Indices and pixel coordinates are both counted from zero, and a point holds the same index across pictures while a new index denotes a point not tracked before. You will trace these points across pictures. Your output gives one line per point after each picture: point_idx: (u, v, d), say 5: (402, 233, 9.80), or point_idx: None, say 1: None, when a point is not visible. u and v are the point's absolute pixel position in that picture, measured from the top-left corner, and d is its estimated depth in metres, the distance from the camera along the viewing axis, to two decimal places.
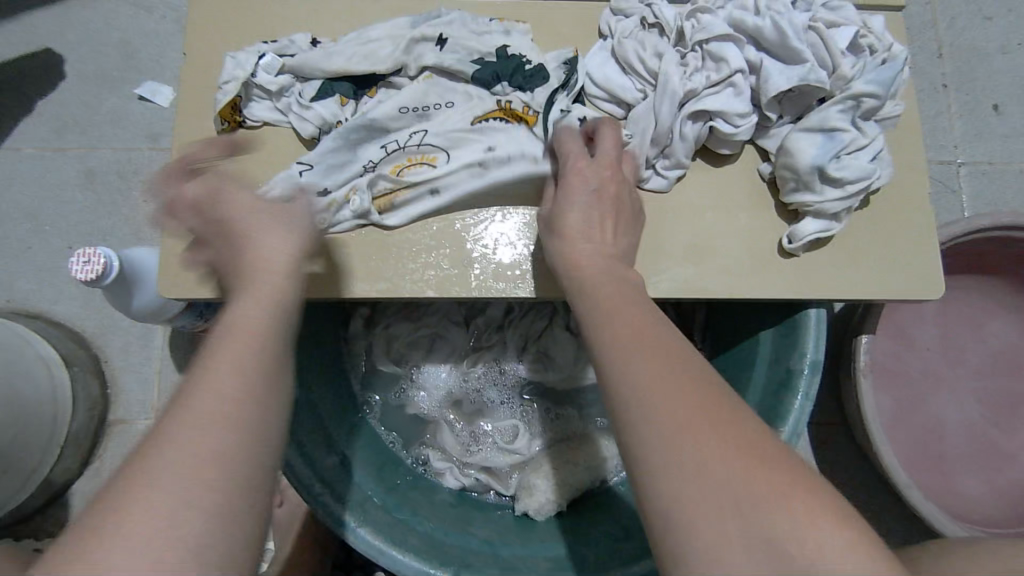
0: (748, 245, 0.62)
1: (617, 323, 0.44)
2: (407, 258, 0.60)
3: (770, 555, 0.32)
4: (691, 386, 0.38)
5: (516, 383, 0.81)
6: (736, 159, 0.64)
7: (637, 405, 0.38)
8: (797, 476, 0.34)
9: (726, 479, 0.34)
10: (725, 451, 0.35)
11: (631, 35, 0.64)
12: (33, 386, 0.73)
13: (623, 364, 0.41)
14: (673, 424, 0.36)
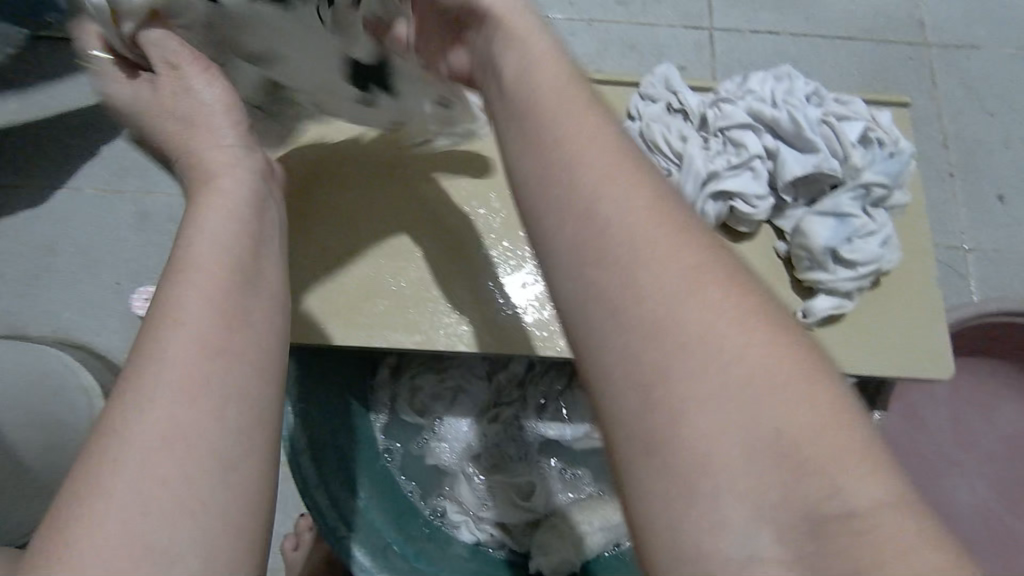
0: None
1: (586, 171, 0.34)
2: (440, 312, 0.63)
3: (778, 456, 0.26)
4: (678, 254, 0.30)
5: (533, 440, 0.83)
6: (750, 237, 0.67)
7: (616, 290, 0.30)
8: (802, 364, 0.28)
9: (727, 369, 0.27)
10: (722, 338, 0.28)
11: (657, 119, 0.69)
12: (72, 412, 0.76)
13: (593, 220, 0.32)
14: (666, 311, 0.29)
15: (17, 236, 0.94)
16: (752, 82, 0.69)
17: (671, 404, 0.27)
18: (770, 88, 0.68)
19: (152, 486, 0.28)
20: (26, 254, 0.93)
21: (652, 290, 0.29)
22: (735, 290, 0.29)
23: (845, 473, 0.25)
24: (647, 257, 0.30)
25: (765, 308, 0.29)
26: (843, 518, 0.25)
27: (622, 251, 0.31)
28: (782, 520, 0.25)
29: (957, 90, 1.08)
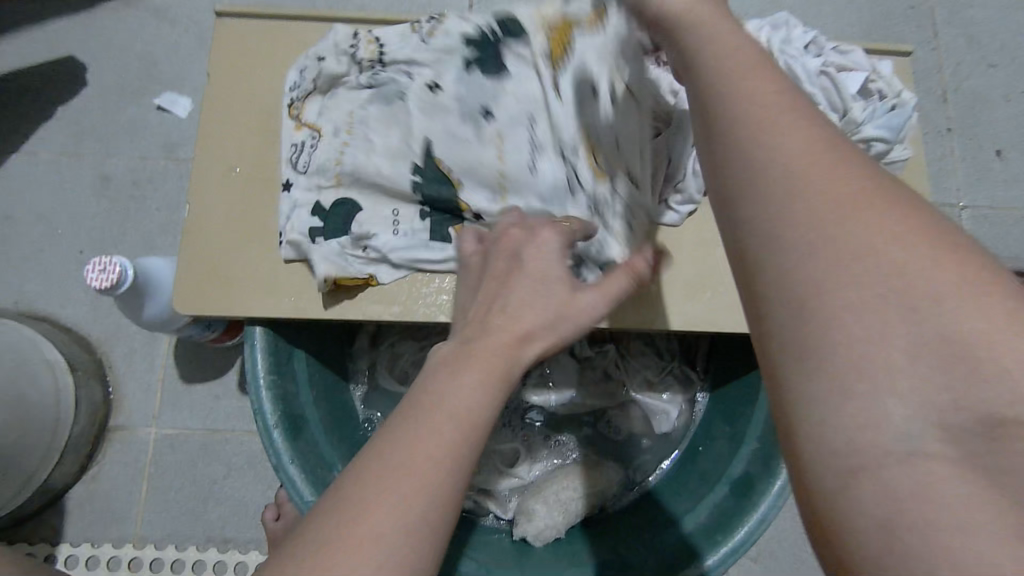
0: None
1: (752, 101, 0.33)
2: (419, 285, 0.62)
3: (943, 361, 0.27)
4: (850, 180, 0.31)
5: (518, 407, 0.80)
6: None
7: (787, 225, 0.30)
8: (986, 279, 0.29)
9: (913, 279, 0.28)
10: (895, 249, 0.29)
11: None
12: (37, 393, 0.74)
13: (761, 157, 0.32)
14: (841, 241, 0.29)
15: None
16: (746, 30, 0.64)
17: (833, 310, 0.29)
18: (766, 37, 0.64)
19: (397, 530, 0.34)
20: None
21: (817, 212, 0.30)
22: (899, 205, 0.30)
23: (1020, 369, 0.27)
24: (808, 179, 0.31)
25: (930, 220, 0.30)
26: (1016, 411, 0.27)
27: (782, 166, 0.31)
28: (945, 411, 0.27)
29: (959, 41, 1.03)
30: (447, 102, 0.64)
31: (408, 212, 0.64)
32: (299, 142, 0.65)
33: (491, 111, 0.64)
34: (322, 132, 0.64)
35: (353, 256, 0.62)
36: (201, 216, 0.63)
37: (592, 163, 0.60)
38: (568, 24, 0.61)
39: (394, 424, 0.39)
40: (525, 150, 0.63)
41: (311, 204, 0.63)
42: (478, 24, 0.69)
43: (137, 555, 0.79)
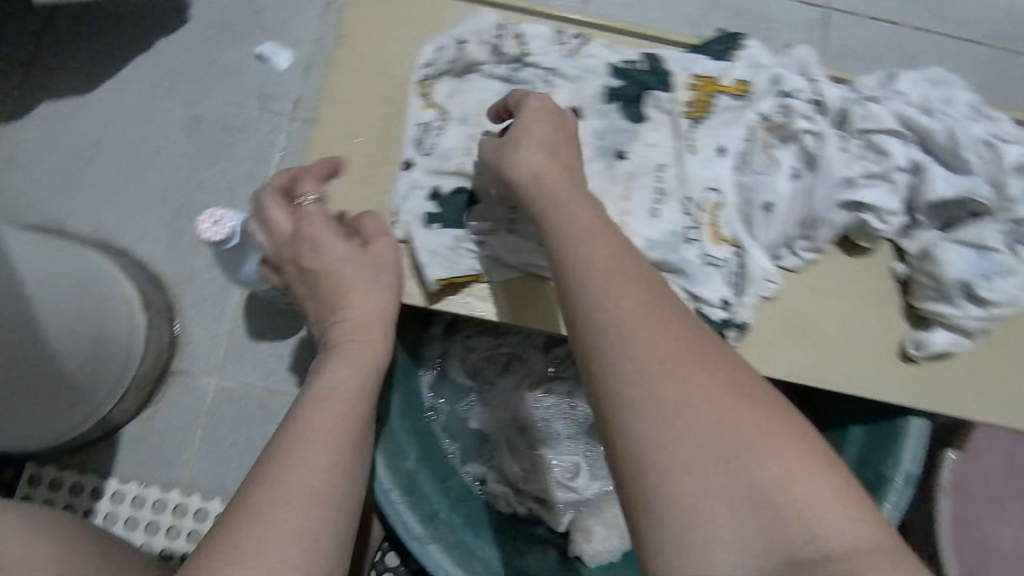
0: (864, 344, 0.62)
1: (602, 285, 0.44)
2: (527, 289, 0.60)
3: (731, 491, 0.35)
4: (681, 350, 0.40)
5: (584, 422, 0.79)
6: (868, 254, 0.63)
7: (639, 392, 0.39)
8: (773, 427, 0.37)
9: (724, 429, 0.37)
10: (707, 406, 0.37)
11: (799, 95, 0.62)
12: (117, 325, 0.72)
13: (612, 334, 0.42)
14: (677, 404, 0.38)
15: (60, 124, 0.87)
16: (903, 81, 0.62)
17: (670, 460, 0.37)
18: (923, 92, 0.61)
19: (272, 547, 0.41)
20: (70, 145, 0.87)
21: (644, 377, 0.39)
22: (716, 374, 0.39)
23: (817, 509, 0.34)
24: (637, 349, 0.40)
25: (736, 381, 0.39)
26: (813, 548, 0.33)
27: (621, 339, 0.41)
28: (762, 552, 0.34)
29: None
30: (586, 131, 0.64)
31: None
32: (426, 123, 0.63)
33: (625, 153, 0.63)
34: (453, 119, 0.63)
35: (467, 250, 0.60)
36: (316, 182, 0.61)
37: (719, 218, 0.62)
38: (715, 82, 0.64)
39: (295, 420, 0.49)
40: (650, 195, 0.63)
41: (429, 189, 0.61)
42: (622, 32, 0.67)
43: (182, 503, 0.79)
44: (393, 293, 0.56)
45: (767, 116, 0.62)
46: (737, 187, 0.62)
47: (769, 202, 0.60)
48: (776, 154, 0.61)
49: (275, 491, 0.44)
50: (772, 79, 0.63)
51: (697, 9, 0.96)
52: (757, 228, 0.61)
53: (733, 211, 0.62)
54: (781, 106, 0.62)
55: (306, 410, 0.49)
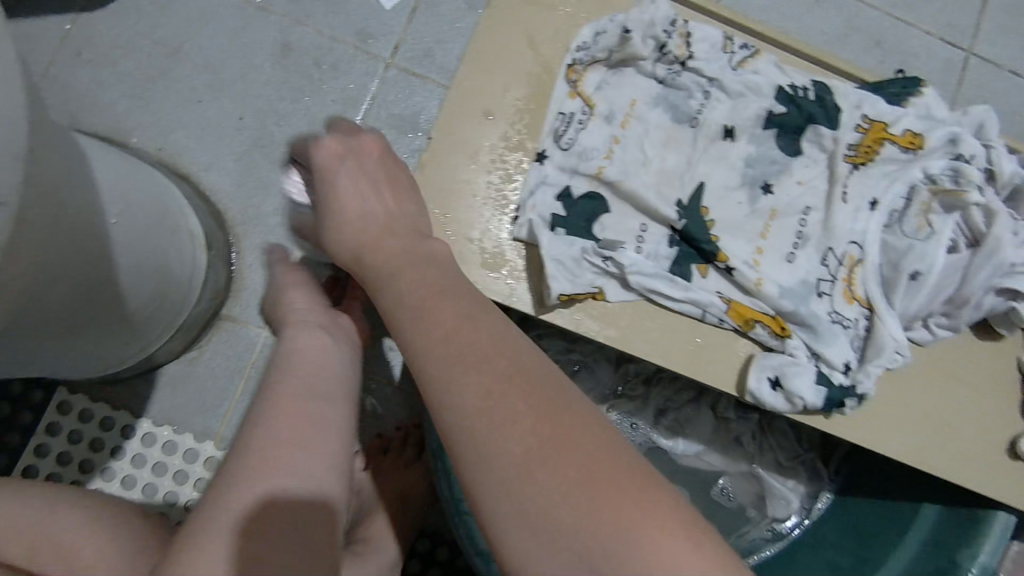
0: (977, 432, 0.58)
1: (441, 345, 0.40)
2: (645, 317, 0.56)
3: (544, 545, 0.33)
4: (519, 413, 0.36)
5: (644, 444, 0.76)
6: (1001, 340, 0.60)
7: (481, 473, 0.36)
8: (603, 475, 0.34)
9: (565, 497, 0.33)
10: (555, 478, 0.34)
11: (972, 162, 0.58)
12: (179, 262, 0.66)
13: (448, 402, 0.38)
14: (518, 475, 0.34)
15: (138, 22, 0.79)
16: None
17: (527, 545, 0.33)
18: None
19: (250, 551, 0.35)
20: (144, 48, 0.79)
21: (496, 456, 0.35)
22: (551, 428, 0.36)
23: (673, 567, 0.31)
24: (491, 417, 0.36)
25: (554, 422, 0.36)
26: None
27: (461, 410, 0.38)
28: None
29: None
30: (736, 156, 0.59)
31: (656, 232, 0.57)
32: (571, 113, 0.57)
33: (772, 186, 0.59)
34: (600, 114, 0.57)
35: (591, 264, 0.54)
36: (441, 159, 0.55)
37: (856, 274, 0.58)
38: (885, 128, 0.59)
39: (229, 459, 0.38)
40: (790, 238, 0.58)
41: (561, 187, 0.56)
42: (793, 51, 0.62)
43: (215, 455, 0.75)
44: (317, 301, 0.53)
45: (935, 177, 0.58)
46: (882, 246, 0.58)
47: (918, 271, 0.56)
48: (934, 221, 0.57)
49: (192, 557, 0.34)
50: (949, 138, 0.58)
51: (836, 29, 0.89)
52: (896, 295, 0.57)
53: (874, 270, 0.58)
54: (952, 169, 0.57)
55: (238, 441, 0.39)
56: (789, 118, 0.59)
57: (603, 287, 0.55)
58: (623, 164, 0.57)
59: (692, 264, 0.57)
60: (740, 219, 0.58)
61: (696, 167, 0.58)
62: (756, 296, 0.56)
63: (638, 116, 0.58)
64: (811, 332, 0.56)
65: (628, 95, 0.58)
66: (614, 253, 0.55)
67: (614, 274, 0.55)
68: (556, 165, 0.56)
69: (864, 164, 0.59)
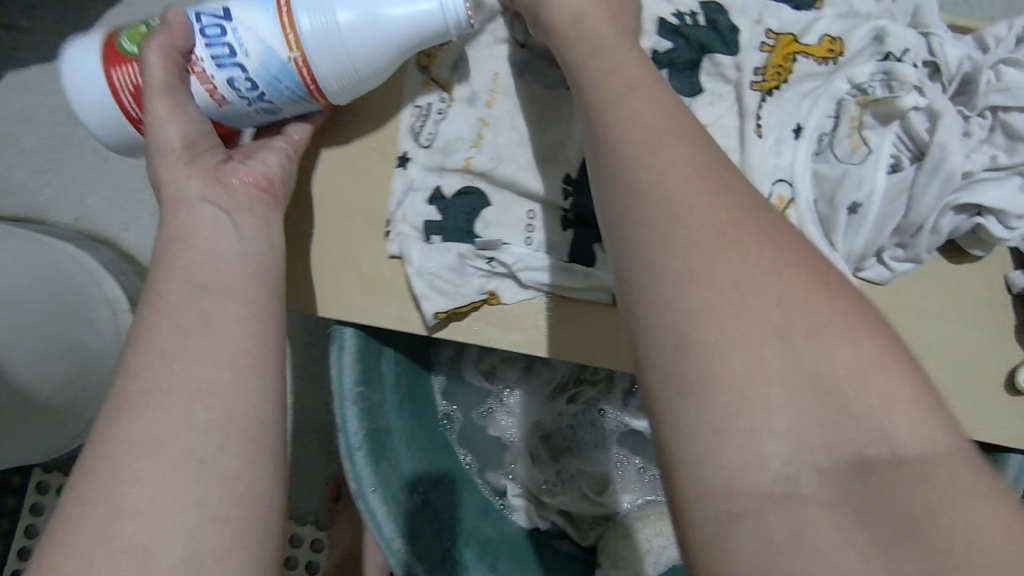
0: (962, 374, 0.50)
1: (644, 129, 0.36)
2: (550, 312, 0.50)
3: (844, 443, 0.27)
4: (726, 205, 0.33)
5: (616, 429, 0.71)
6: (973, 259, 0.51)
7: (678, 258, 0.31)
8: (830, 314, 0.30)
9: (774, 304, 0.30)
10: (767, 284, 0.30)
11: (906, 59, 0.49)
12: (98, 337, 0.66)
13: (641, 180, 0.34)
14: (732, 273, 0.30)
15: (31, 95, 0.78)
16: None
17: (716, 343, 0.29)
18: None
19: None
20: (42, 120, 0.78)
21: (705, 249, 0.31)
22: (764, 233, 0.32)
23: (880, 410, 0.28)
24: (697, 213, 0.32)
25: (771, 232, 0.32)
26: (884, 450, 0.27)
27: (666, 190, 0.33)
28: (818, 449, 0.27)
29: None
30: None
31: (545, 217, 0.51)
32: (427, 105, 0.51)
33: None
34: (460, 98, 0.51)
35: (474, 267, 0.49)
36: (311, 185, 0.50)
37: (790, 218, 0.49)
38: (794, 42, 0.51)
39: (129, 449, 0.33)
40: None
41: (430, 189, 0.51)
42: None
43: None
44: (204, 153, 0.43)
45: (863, 87, 0.49)
46: (814, 178, 0.49)
47: (858, 201, 0.48)
48: (870, 138, 0.48)
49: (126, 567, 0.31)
50: (872, 36, 0.50)
51: None
52: (837, 234, 0.48)
53: (808, 210, 0.49)
54: (881, 73, 0.48)
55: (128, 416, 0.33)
56: (680, 54, 0.52)
57: (497, 294, 0.50)
58: (495, 147, 0.51)
59: (594, 245, 0.50)
60: None
61: (579, 133, 0.51)
62: None
63: (506, 91, 0.51)
64: None
65: (489, 69, 0.52)
66: (496, 253, 0.49)
67: (504, 275, 0.49)
68: (419, 164, 0.50)
69: (778, 89, 0.50)
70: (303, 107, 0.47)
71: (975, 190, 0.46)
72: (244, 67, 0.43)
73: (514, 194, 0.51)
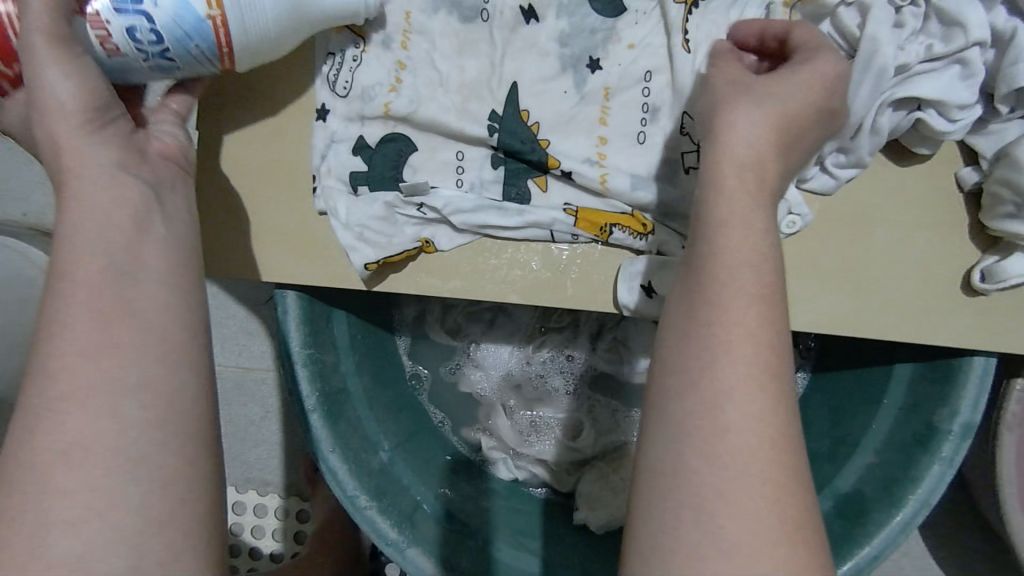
0: (914, 276, 0.48)
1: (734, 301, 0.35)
2: (488, 254, 0.49)
3: None
4: (766, 422, 0.33)
5: (586, 373, 0.71)
6: (925, 158, 0.49)
7: (691, 442, 0.33)
8: (798, 538, 0.31)
9: (749, 516, 0.31)
10: (756, 502, 0.31)
11: None
12: None
13: (710, 354, 0.34)
14: (722, 469, 0.32)
15: None
16: None
17: (692, 524, 0.31)
18: None
19: None
20: None
21: (728, 451, 0.32)
22: (778, 460, 0.32)
23: None
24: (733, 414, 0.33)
25: (781, 466, 0.32)
26: None
27: (724, 384, 0.33)
28: None
29: None
30: (547, 39, 0.49)
31: (475, 157, 0.49)
32: (341, 53, 0.49)
33: (598, 61, 0.49)
34: (373, 40, 0.49)
35: (405, 215, 0.48)
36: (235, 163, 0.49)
37: None
38: None
39: (71, 383, 0.29)
40: (635, 116, 0.49)
41: (353, 140, 0.49)
42: None
43: None
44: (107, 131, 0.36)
45: None
46: None
47: None
48: None
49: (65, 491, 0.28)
50: None
51: None
52: None
53: None
54: None
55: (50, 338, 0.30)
56: None
57: (431, 240, 0.48)
58: (417, 88, 0.49)
59: (527, 180, 0.49)
60: (566, 114, 0.49)
61: (502, 66, 0.49)
62: (604, 199, 0.48)
63: (422, 28, 0.50)
64: (674, 225, 0.48)
65: (403, 7, 0.49)
66: (425, 198, 0.48)
67: (434, 219, 0.48)
68: (338, 113, 0.49)
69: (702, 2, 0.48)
70: (201, 70, 0.43)
71: (907, 84, 0.44)
72: (149, 16, 0.39)
73: (445, 135, 0.49)
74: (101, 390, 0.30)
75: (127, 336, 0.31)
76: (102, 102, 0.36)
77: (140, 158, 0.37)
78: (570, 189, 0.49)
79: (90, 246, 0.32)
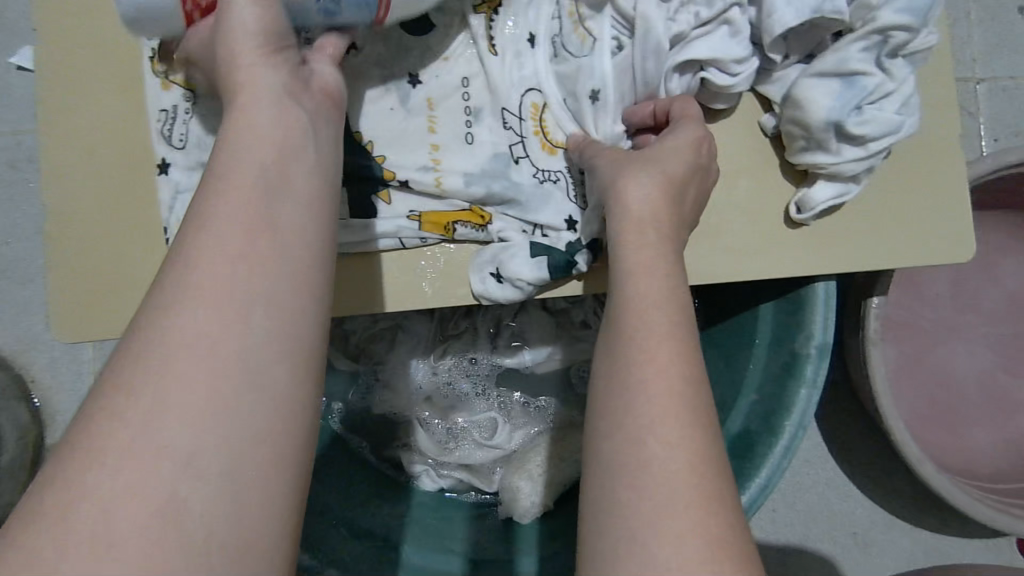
0: (745, 219, 0.52)
1: (638, 313, 0.39)
2: (347, 270, 0.51)
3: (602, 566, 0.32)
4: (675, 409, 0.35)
5: (491, 373, 0.72)
6: (729, 112, 0.53)
7: (609, 438, 0.36)
8: (661, 474, 0.34)
9: (635, 479, 0.34)
10: (643, 472, 0.34)
11: None
12: None
13: (622, 359, 0.38)
14: (620, 449, 0.35)
15: None
16: None
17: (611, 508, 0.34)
18: None
19: None
20: None
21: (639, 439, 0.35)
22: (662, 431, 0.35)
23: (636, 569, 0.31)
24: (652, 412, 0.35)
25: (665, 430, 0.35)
26: None
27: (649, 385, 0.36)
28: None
29: None
30: (367, 62, 0.52)
31: None
32: (172, 109, 0.52)
33: (418, 75, 0.52)
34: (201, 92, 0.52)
35: None
36: (74, 222, 0.52)
37: (547, 122, 0.52)
38: None
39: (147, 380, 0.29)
40: (460, 120, 0.52)
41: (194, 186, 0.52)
42: None
43: None
44: (274, 111, 0.36)
45: None
46: (558, 79, 0.52)
47: (595, 88, 0.50)
48: (592, 28, 0.50)
49: (175, 390, 0.29)
50: None
51: None
52: (588, 123, 0.51)
53: (560, 110, 0.52)
54: None
55: (194, 234, 0.32)
56: None
57: None
58: None
59: (371, 195, 0.51)
60: (395, 128, 0.52)
61: None
62: (444, 199, 0.51)
63: None
64: (516, 215, 0.51)
65: None
66: None
67: None
68: (172, 164, 0.52)
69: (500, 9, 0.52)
70: (360, 18, 0.44)
71: (683, 49, 0.49)
72: None
73: None
74: (239, 304, 0.31)
75: (271, 257, 0.32)
76: (278, 32, 0.39)
77: (303, 90, 0.39)
78: (409, 197, 0.51)
79: (243, 158, 0.34)
